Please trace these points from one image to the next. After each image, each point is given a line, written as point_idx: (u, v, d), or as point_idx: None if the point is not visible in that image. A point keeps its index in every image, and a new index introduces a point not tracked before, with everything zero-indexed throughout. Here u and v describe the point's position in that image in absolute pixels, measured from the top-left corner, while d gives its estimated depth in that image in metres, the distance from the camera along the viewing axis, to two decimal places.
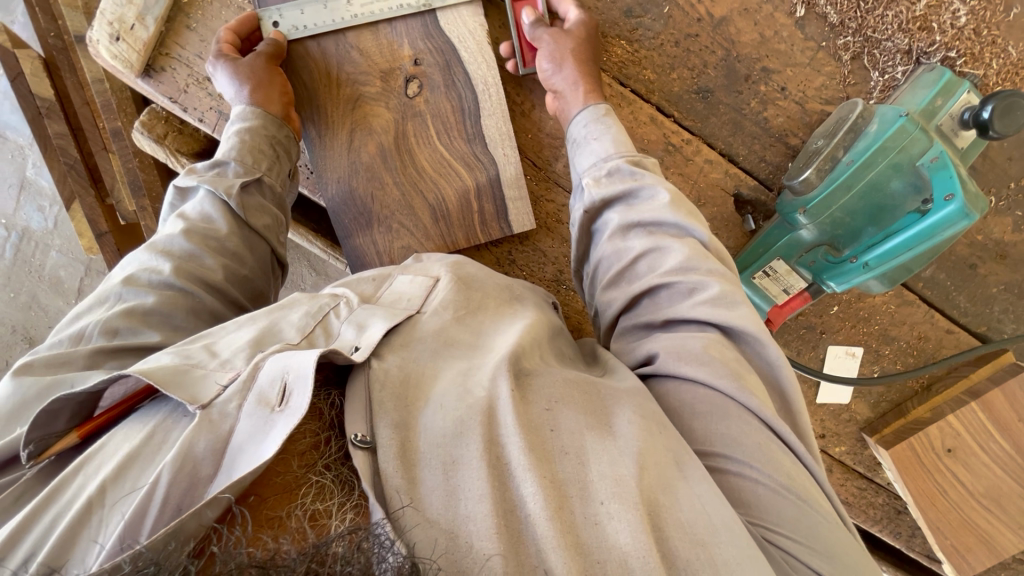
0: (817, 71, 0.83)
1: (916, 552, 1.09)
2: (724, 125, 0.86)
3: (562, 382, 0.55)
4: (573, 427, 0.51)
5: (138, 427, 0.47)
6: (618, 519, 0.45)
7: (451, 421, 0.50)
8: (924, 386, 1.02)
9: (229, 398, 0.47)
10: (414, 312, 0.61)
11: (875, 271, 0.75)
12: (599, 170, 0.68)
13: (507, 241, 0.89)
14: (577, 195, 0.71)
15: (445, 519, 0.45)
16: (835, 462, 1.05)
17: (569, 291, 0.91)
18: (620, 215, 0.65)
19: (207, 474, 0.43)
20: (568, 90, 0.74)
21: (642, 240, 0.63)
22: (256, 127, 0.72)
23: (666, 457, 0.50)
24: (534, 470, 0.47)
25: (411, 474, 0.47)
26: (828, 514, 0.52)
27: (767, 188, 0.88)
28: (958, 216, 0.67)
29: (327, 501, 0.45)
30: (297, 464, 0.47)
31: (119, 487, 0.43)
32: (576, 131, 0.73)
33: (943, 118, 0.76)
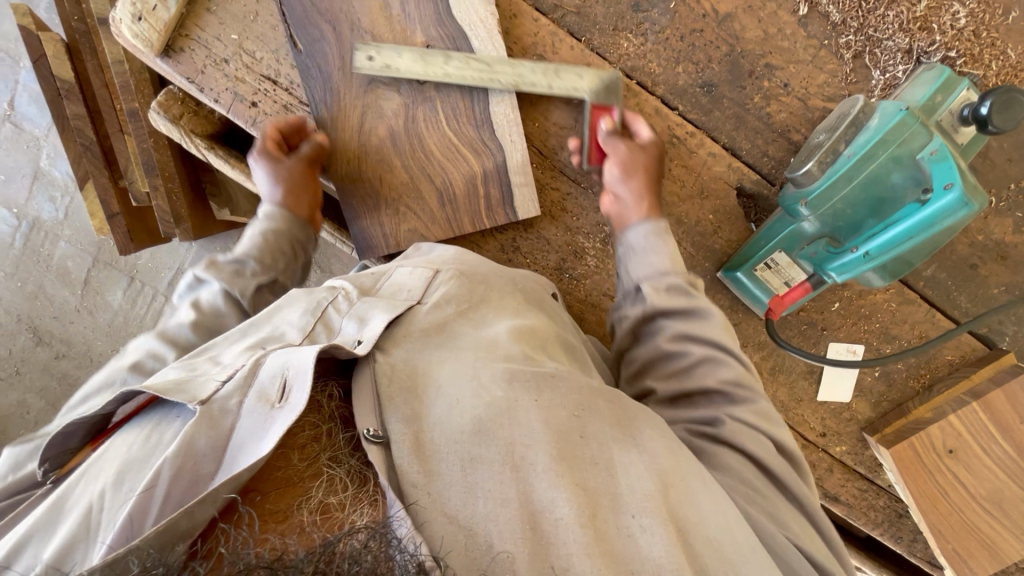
0: (819, 68, 0.85)
1: (917, 558, 1.08)
2: (727, 119, 0.87)
3: (575, 389, 0.65)
4: (603, 440, 0.61)
5: (136, 435, 0.56)
6: (650, 531, 0.56)
7: (462, 419, 0.59)
8: (924, 386, 1.00)
9: (229, 395, 0.55)
10: (416, 302, 0.72)
11: (875, 261, 0.75)
12: (659, 282, 0.76)
13: (511, 228, 0.90)
14: (633, 297, 0.79)
15: (459, 520, 0.54)
16: (836, 462, 1.03)
17: (571, 280, 0.92)
18: (679, 325, 0.74)
19: (208, 472, 0.51)
20: (628, 201, 0.81)
21: (699, 349, 0.72)
22: (279, 228, 0.83)
23: (687, 473, 0.61)
24: (569, 478, 0.57)
25: (427, 465, 0.56)
26: (790, 522, 0.65)
27: (769, 182, 0.89)
28: (958, 205, 0.67)
29: (338, 495, 0.52)
30: (297, 457, 0.54)
31: (118, 492, 0.51)
32: (633, 240, 0.79)
33: (942, 114, 0.77)
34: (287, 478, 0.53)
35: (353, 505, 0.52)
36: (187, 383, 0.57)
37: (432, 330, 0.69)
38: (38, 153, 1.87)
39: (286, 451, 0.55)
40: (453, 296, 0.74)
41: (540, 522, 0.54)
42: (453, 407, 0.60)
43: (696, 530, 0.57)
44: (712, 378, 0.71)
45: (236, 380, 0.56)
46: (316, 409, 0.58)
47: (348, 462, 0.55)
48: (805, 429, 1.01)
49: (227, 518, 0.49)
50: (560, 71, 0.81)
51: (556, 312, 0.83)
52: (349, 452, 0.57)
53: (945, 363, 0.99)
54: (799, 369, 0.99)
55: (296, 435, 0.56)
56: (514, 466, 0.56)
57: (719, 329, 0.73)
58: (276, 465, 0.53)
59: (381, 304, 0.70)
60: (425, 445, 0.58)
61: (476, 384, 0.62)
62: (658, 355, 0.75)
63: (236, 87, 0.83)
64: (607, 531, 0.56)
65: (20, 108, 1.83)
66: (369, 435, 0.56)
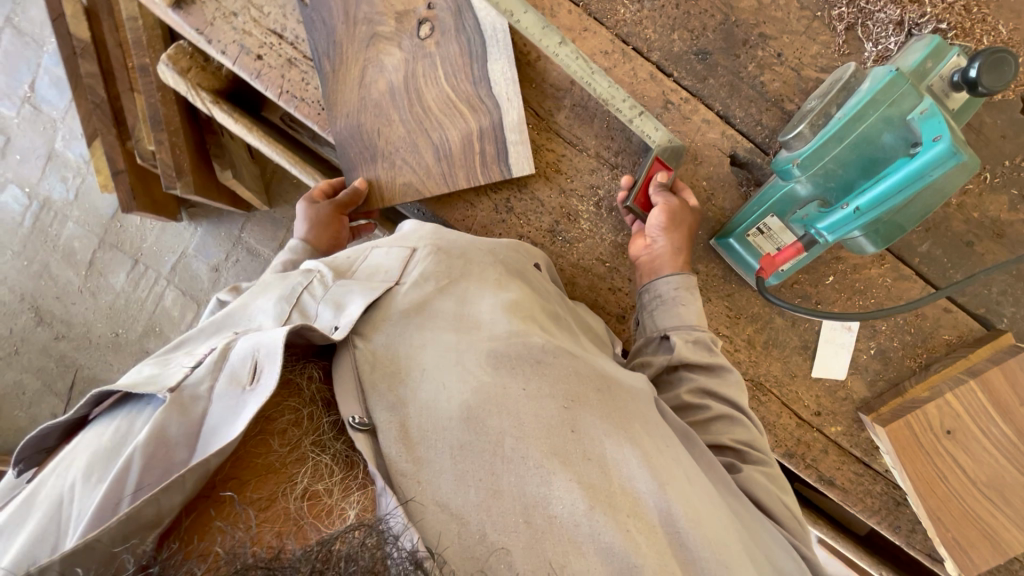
0: (812, 39, 0.87)
1: (917, 550, 1.03)
2: (721, 87, 0.89)
3: (564, 381, 0.67)
4: (595, 433, 0.64)
5: (104, 429, 0.60)
6: (637, 529, 0.59)
7: (450, 404, 0.63)
8: (922, 365, 0.98)
9: (201, 381, 0.60)
10: (392, 283, 0.75)
11: (866, 217, 0.75)
12: (688, 334, 0.81)
13: (506, 188, 0.91)
14: (664, 347, 0.82)
15: (450, 510, 0.58)
16: (831, 444, 1.01)
17: (564, 243, 0.92)
18: (704, 381, 0.79)
19: (180, 457, 0.55)
20: (664, 254, 0.85)
21: (717, 405, 0.78)
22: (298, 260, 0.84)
23: (676, 469, 0.65)
24: (565, 475, 0.60)
25: (415, 453, 0.61)
26: (767, 535, 0.67)
27: (763, 151, 0.90)
28: (947, 156, 0.67)
29: (324, 482, 0.57)
30: (277, 443, 0.60)
31: (91, 481, 0.55)
32: (664, 289, 0.84)
33: (932, 80, 0.78)
34: (268, 465, 0.58)
35: (342, 493, 0.57)
36: (156, 376, 0.61)
37: (411, 311, 0.72)
38: (53, 134, 1.91)
39: (264, 437, 0.60)
40: (431, 273, 0.77)
41: (535, 517, 0.58)
42: (441, 392, 0.64)
43: (692, 534, 0.60)
44: (728, 434, 0.76)
45: (207, 364, 0.61)
46: (298, 393, 0.64)
47: (333, 447, 0.61)
48: (799, 407, 0.99)
49: (224, 517, 0.54)
50: (641, 116, 0.82)
51: (541, 286, 0.84)
52: (333, 437, 0.62)
53: (943, 342, 0.97)
54: (793, 344, 0.97)
55: (275, 421, 0.61)
56: (503, 458, 0.60)
57: (736, 389, 0.79)
58: (255, 452, 0.59)
59: (356, 286, 0.73)
60: (411, 432, 0.62)
61: (462, 371, 0.66)
62: (677, 406, 0.79)
63: (243, 39, 0.86)
64: (603, 526, 0.58)
65: (39, 91, 1.89)
66: (355, 422, 0.62)
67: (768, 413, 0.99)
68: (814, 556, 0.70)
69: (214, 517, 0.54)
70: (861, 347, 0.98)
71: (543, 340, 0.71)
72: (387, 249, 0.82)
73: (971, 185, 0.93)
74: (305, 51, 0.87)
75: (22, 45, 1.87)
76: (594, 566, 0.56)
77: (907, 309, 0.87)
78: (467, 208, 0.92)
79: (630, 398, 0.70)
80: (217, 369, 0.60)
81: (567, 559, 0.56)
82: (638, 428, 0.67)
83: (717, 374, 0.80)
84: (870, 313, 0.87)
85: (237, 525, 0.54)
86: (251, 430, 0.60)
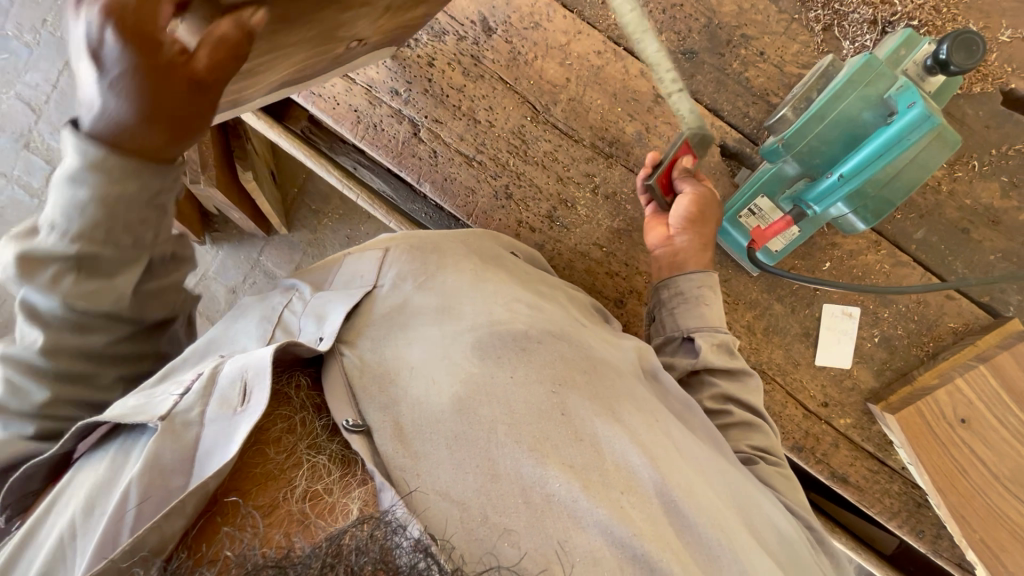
0: (792, 39, 0.93)
1: (944, 559, 0.97)
2: (708, 82, 0.95)
3: (551, 363, 0.64)
4: (585, 413, 0.61)
5: (103, 457, 0.58)
6: (637, 506, 0.56)
7: (443, 400, 0.60)
8: (929, 355, 0.96)
9: (190, 408, 0.57)
10: (371, 287, 0.72)
11: (851, 181, 0.80)
12: (710, 337, 0.81)
13: (505, 175, 0.96)
14: (688, 351, 0.83)
15: (451, 497, 0.55)
16: (842, 437, 0.97)
17: (561, 229, 0.96)
18: (726, 385, 0.79)
19: (176, 483, 0.52)
20: (690, 248, 0.87)
21: (738, 410, 0.77)
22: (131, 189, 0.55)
23: (670, 448, 0.62)
24: (557, 455, 0.57)
25: (411, 449, 0.58)
26: (776, 518, 0.63)
27: (752, 141, 0.94)
28: (923, 119, 0.73)
29: (323, 481, 0.55)
30: (274, 452, 0.57)
31: (87, 521, 0.53)
32: (687, 287, 0.85)
33: (908, 65, 0.82)
34: (267, 472, 0.56)
35: (342, 489, 0.55)
36: (144, 406, 0.59)
37: (393, 312, 0.69)
38: None
39: (261, 447, 0.57)
40: (408, 273, 0.74)
41: (535, 498, 0.55)
42: (431, 389, 0.61)
43: (688, 504, 0.57)
44: (746, 442, 0.76)
45: (195, 391, 0.59)
46: (288, 402, 0.61)
47: (328, 447, 0.58)
48: (805, 397, 0.97)
49: (232, 523, 0.52)
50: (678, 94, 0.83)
51: (516, 267, 0.81)
52: (328, 437, 0.59)
53: (949, 330, 0.96)
54: (793, 332, 0.97)
55: (268, 430, 0.58)
56: (496, 443, 0.57)
57: (757, 395, 0.79)
58: (253, 462, 0.56)
59: (335, 295, 0.72)
60: (406, 430, 0.59)
61: (449, 364, 0.62)
62: None
63: None
64: (600, 503, 0.55)
65: None
66: (348, 424, 0.58)
67: (774, 403, 0.97)
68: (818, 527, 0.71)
69: (221, 525, 0.52)
70: (865, 335, 0.97)
71: (529, 322, 0.67)
72: (360, 254, 0.79)
73: (960, 172, 0.95)
74: None
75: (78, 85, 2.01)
76: (596, 542, 0.53)
77: (898, 291, 0.92)
78: (469, 193, 0.97)
79: (618, 377, 0.67)
80: (207, 394, 0.58)
81: (569, 534, 0.53)
82: (628, 408, 0.63)
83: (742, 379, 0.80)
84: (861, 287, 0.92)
85: (244, 531, 0.51)
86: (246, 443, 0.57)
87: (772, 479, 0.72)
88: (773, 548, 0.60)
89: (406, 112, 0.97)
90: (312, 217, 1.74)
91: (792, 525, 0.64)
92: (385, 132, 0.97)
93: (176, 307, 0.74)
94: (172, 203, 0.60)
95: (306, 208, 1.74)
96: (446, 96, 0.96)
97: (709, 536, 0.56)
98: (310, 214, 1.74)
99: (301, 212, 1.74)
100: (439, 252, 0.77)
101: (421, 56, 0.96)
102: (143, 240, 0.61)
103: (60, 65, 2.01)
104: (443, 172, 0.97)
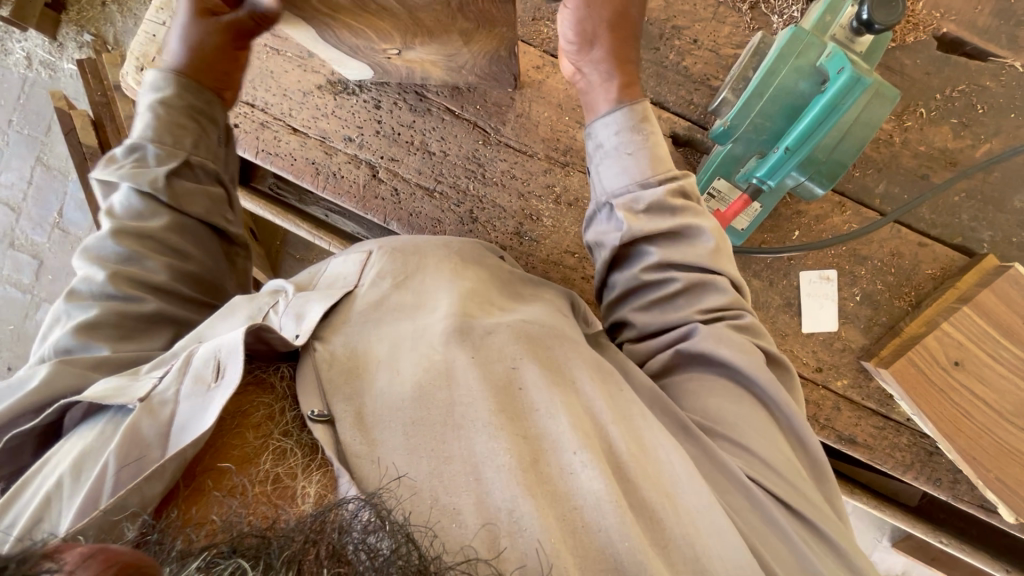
0: (722, 22, 0.95)
1: (966, 503, 0.97)
2: (649, 77, 0.96)
3: (509, 342, 0.65)
4: (535, 382, 0.62)
5: (87, 431, 0.59)
6: (587, 470, 0.55)
7: (404, 387, 0.61)
8: (913, 304, 0.96)
9: (168, 387, 0.59)
10: (352, 287, 0.72)
11: (798, 152, 0.81)
12: (638, 201, 0.73)
13: (467, 201, 0.98)
14: (608, 212, 0.76)
15: (406, 481, 0.55)
16: (842, 399, 0.98)
17: (531, 242, 0.97)
18: (666, 253, 0.72)
19: (154, 455, 0.55)
20: (613, 78, 0.77)
21: (685, 275, 0.71)
22: (170, 95, 0.82)
23: (624, 406, 0.62)
24: (506, 428, 0.58)
25: (370, 436, 0.58)
26: (756, 465, 0.61)
27: (701, 126, 0.96)
28: (856, 83, 0.75)
29: (289, 464, 0.57)
30: (254, 436, 0.60)
31: (72, 482, 0.54)
32: (605, 136, 0.77)
33: (835, 30, 0.84)
34: (245, 454, 0.58)
35: (306, 473, 0.56)
36: (127, 386, 0.60)
37: (370, 309, 0.70)
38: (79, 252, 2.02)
39: (241, 430, 0.60)
40: (387, 271, 0.74)
41: (483, 472, 0.55)
42: (394, 378, 0.62)
43: (635, 466, 0.57)
44: (698, 307, 0.70)
45: (173, 371, 0.60)
46: (270, 391, 0.63)
47: (297, 435, 0.60)
48: (798, 365, 0.97)
49: (220, 488, 0.55)
50: None
51: (499, 269, 0.82)
52: (299, 427, 0.60)
53: (928, 277, 0.96)
54: (776, 304, 0.98)
55: (250, 415, 0.61)
56: (453, 424, 0.58)
57: (710, 254, 0.71)
58: (232, 444, 0.59)
59: (315, 294, 0.71)
60: (367, 419, 0.59)
61: (416, 352, 0.64)
62: (637, 283, 0.74)
63: None
64: (550, 471, 0.56)
65: (66, 215, 2.03)
66: (312, 414, 0.59)
67: None
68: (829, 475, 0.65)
69: (211, 489, 0.55)
70: (846, 296, 0.97)
71: (496, 320, 0.68)
72: (346, 255, 0.79)
73: (909, 121, 0.96)
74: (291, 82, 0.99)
75: (51, 177, 2.03)
76: (547, 510, 0.53)
77: (854, 236, 0.94)
78: (436, 223, 0.98)
79: (578, 348, 0.67)
80: (183, 373, 0.60)
81: (514, 502, 0.53)
82: (587, 375, 0.64)
83: (693, 242, 0.72)
84: (823, 242, 0.95)
85: (233, 494, 0.55)
86: (228, 425, 0.60)
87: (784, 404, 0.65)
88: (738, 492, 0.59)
89: (362, 156, 0.99)
90: (298, 267, 1.75)
91: (777, 468, 0.61)
92: (345, 178, 0.99)
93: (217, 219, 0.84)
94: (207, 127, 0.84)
95: (291, 258, 1.76)
96: (397, 134, 0.98)
97: (654, 499, 0.55)
98: (296, 265, 1.75)
99: (287, 263, 1.76)
100: (419, 254, 0.78)
101: (366, 101, 0.98)
102: (183, 144, 0.82)
103: (33, 161, 2.03)
104: (408, 208, 0.98)
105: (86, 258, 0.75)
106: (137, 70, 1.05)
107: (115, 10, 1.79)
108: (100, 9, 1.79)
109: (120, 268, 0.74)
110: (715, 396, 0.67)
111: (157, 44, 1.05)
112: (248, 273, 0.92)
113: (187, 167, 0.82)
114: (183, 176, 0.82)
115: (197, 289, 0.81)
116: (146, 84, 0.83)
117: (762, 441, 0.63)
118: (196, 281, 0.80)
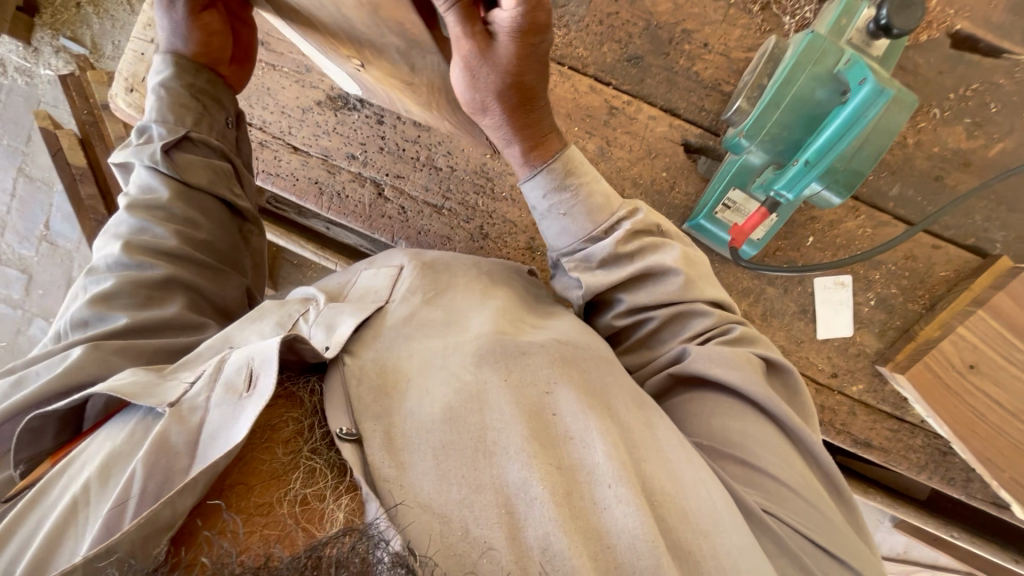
0: (732, 24, 0.92)
1: (980, 501, 0.98)
2: (659, 84, 0.94)
3: (541, 366, 0.63)
4: (571, 408, 0.60)
5: (118, 430, 0.55)
6: (622, 504, 0.54)
7: (434, 409, 0.59)
8: (927, 307, 0.96)
9: (198, 393, 0.55)
10: (383, 302, 0.71)
11: (816, 167, 0.80)
12: (587, 261, 0.72)
13: (477, 217, 0.95)
14: (560, 269, 0.77)
15: (433, 509, 0.52)
16: (857, 404, 0.99)
17: (544, 258, 0.95)
18: (635, 296, 0.71)
19: (182, 466, 0.50)
20: (516, 142, 0.71)
21: (660, 312, 0.70)
22: (169, 77, 0.81)
23: (657, 433, 0.61)
24: (541, 459, 0.56)
25: (399, 459, 0.56)
26: (794, 500, 0.60)
27: (714, 133, 0.94)
28: (875, 95, 0.73)
29: (318, 487, 0.52)
30: (282, 452, 0.55)
31: (100, 487, 0.50)
32: (536, 201, 0.73)
33: (851, 33, 0.81)
34: (273, 471, 0.53)
35: (334, 496, 0.52)
36: (156, 386, 0.57)
37: (403, 323, 0.68)
38: (69, 264, 1.97)
39: (270, 445, 0.56)
40: (417, 287, 0.73)
41: (514, 506, 0.53)
42: (424, 400, 0.60)
43: (672, 500, 0.55)
44: (677, 339, 0.71)
45: (205, 377, 0.57)
46: (299, 406, 0.60)
47: (325, 454, 0.55)
48: (814, 372, 0.98)
49: (211, 526, 0.49)
50: None
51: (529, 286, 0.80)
52: (327, 444, 0.56)
53: (943, 279, 0.95)
54: (791, 311, 0.98)
55: (280, 430, 0.57)
56: (487, 452, 0.56)
57: (682, 288, 0.70)
58: (260, 458, 0.54)
59: (347, 306, 0.70)
60: (398, 439, 0.57)
61: (448, 373, 0.62)
62: (614, 329, 0.75)
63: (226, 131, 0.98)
64: (585, 504, 0.54)
65: (54, 227, 1.96)
66: (340, 432, 0.55)
67: None
68: (855, 516, 0.65)
69: (202, 528, 0.49)
70: (861, 301, 0.97)
71: (534, 338, 0.67)
72: (375, 267, 0.78)
73: (922, 123, 0.94)
74: (295, 99, 0.97)
75: (35, 189, 1.96)
76: (581, 546, 0.52)
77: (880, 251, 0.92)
78: (445, 241, 0.96)
79: (611, 367, 0.66)
80: (214, 379, 0.56)
81: (552, 543, 0.51)
82: (623, 402, 0.62)
83: (661, 279, 0.71)
84: (848, 260, 0.93)
85: (226, 535, 0.49)
86: (257, 438, 0.56)
87: (815, 446, 0.64)
88: (780, 522, 0.58)
89: (366, 174, 0.96)
90: (298, 274, 1.72)
91: (814, 506, 0.60)
92: (349, 198, 0.97)
93: (230, 196, 0.83)
94: (212, 104, 0.83)
95: (289, 264, 1.72)
96: (403, 150, 0.95)
97: (692, 540, 0.53)
98: (294, 270, 1.71)
99: (286, 270, 1.73)
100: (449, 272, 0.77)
101: (368, 116, 0.95)
102: (186, 122, 0.80)
103: (15, 173, 1.96)
104: (416, 226, 0.96)
105: (108, 236, 0.77)
106: (127, 92, 1.00)
107: (91, 11, 1.70)
108: (75, 11, 1.70)
109: (133, 238, 0.74)
110: (719, 415, 0.65)
111: (145, 62, 1.01)
112: (264, 249, 0.92)
113: (190, 141, 0.80)
114: (184, 148, 0.80)
115: (211, 257, 0.80)
116: (152, 69, 0.83)
117: (775, 460, 0.62)
118: (210, 248, 0.80)
